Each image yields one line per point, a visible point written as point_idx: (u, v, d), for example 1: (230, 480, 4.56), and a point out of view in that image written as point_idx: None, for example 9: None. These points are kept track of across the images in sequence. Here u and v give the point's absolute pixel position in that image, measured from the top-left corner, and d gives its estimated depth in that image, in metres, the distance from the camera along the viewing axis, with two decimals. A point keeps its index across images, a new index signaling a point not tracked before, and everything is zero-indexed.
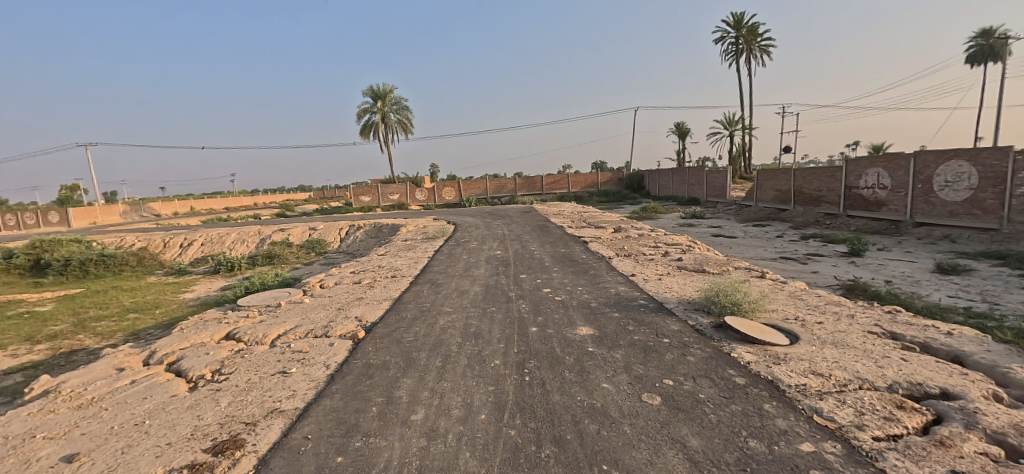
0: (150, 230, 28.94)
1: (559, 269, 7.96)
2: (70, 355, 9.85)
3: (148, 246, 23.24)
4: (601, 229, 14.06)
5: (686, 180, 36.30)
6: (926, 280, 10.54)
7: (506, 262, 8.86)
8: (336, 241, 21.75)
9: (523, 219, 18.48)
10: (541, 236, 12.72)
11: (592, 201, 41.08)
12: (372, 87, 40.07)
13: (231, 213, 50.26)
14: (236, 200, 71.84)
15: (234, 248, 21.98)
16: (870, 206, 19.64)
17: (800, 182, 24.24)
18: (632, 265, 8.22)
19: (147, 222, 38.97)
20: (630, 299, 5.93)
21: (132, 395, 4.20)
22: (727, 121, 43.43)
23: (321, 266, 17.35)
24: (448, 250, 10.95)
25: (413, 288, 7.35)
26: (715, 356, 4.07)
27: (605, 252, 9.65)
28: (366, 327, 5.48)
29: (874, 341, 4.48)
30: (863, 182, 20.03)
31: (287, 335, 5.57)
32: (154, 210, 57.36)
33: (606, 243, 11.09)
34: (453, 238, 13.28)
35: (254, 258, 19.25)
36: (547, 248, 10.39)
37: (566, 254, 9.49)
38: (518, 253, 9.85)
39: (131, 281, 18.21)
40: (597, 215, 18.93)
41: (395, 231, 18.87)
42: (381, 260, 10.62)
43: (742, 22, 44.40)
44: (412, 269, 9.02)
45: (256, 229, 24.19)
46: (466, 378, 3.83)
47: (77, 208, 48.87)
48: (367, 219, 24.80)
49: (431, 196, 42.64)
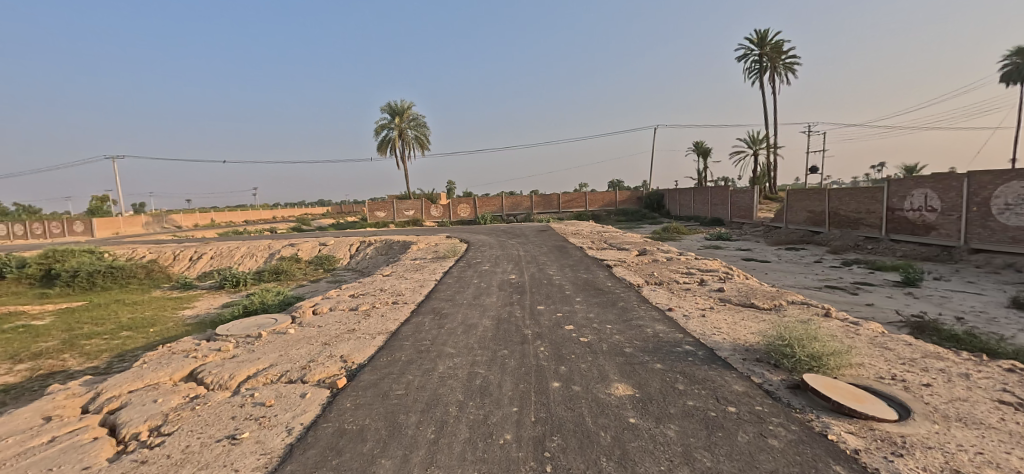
0: (163, 241, 28.68)
1: (583, 299, 6.91)
2: (46, 378, 9.06)
3: (158, 258, 22.78)
4: (625, 252, 12.97)
5: (709, 200, 34.94)
6: (1003, 317, 9.19)
7: (521, 288, 7.83)
8: (346, 257, 21.01)
9: (540, 238, 17.47)
10: (560, 258, 11.67)
11: (610, 220, 39.95)
12: (390, 103, 40.08)
13: (248, 226, 50.33)
14: (255, 213, 72.49)
15: (243, 263, 21.38)
16: (917, 229, 18.24)
17: (835, 203, 22.80)
18: (667, 297, 7.11)
19: (165, 234, 39.27)
20: (671, 343, 4.85)
21: (37, 464, 3.28)
22: (751, 139, 42.02)
23: (327, 285, 16.56)
24: (458, 273, 9.95)
25: (413, 319, 6.34)
26: (806, 439, 2.98)
27: (633, 279, 8.56)
28: (349, 373, 4.49)
29: (1014, 418, 3.34)
30: (908, 204, 18.65)
31: (256, 378, 4.62)
32: (176, 221, 58.09)
33: (633, 268, 9.99)
34: (465, 258, 12.36)
35: (261, 274, 18.59)
36: (568, 272, 9.34)
37: (589, 280, 8.44)
38: (535, 278, 8.83)
39: (134, 295, 17.63)
40: (619, 236, 17.81)
41: (406, 249, 18.05)
42: (384, 283, 9.66)
43: (765, 39, 43.38)
44: (416, 295, 8.03)
45: (266, 243, 23.61)
46: (464, 466, 2.81)
47: (101, 218, 49.60)
48: (379, 235, 24.09)
49: (446, 212, 42.04)
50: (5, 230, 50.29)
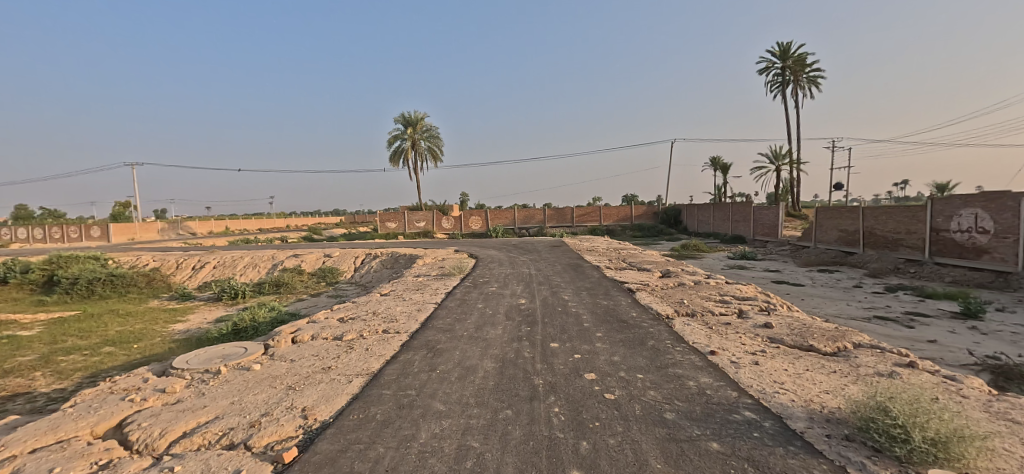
0: (170, 248, 28.14)
1: (605, 334, 5.83)
2: (5, 402, 8.16)
3: (161, 265, 22.12)
4: (646, 273, 11.86)
5: (729, 217, 33.58)
6: None
7: (532, 317, 6.78)
8: (350, 271, 20.15)
9: (553, 255, 16.39)
10: (575, 279, 10.55)
11: (625, 236, 38.69)
12: (404, 113, 39.64)
13: (261, 234, 50.14)
14: (270, 222, 72.65)
15: (245, 273, 20.65)
16: (966, 253, 16.91)
17: (871, 223, 21.37)
18: (706, 333, 5.99)
19: (175, 242, 38.77)
20: (725, 408, 3.75)
21: None
22: (773, 154, 40.60)
23: (328, 300, 15.64)
24: (462, 295, 8.90)
25: (401, 356, 5.29)
26: None
27: (660, 308, 7.47)
28: (306, 438, 3.46)
29: None
30: (955, 225, 17.38)
31: (190, 439, 3.62)
32: (191, 228, 58.37)
33: (658, 294, 8.86)
34: (472, 277, 11.36)
35: (261, 286, 17.78)
36: (585, 298, 8.24)
37: (610, 308, 7.35)
38: (548, 304, 7.76)
39: (130, 305, 16.89)
40: (638, 253, 16.68)
41: (412, 263, 17.14)
42: (379, 304, 8.65)
43: (788, 52, 42.04)
44: (411, 322, 6.98)
45: (271, 253, 22.87)
46: None
47: (118, 224, 49.96)
48: (386, 247, 23.25)
49: (458, 224, 41.25)
50: (25, 235, 50.81)
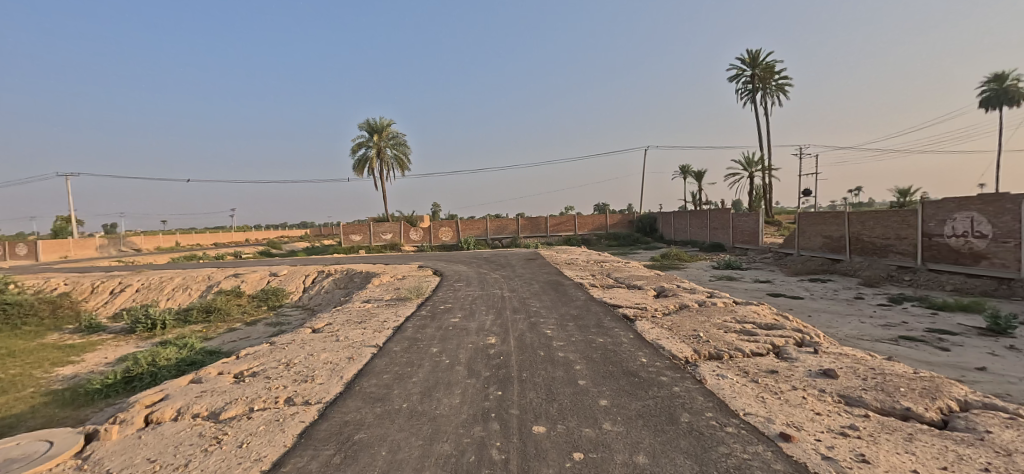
0: (92, 268, 24.62)
1: (613, 404, 3.94)
2: None
3: (73, 290, 18.95)
4: (639, 292, 10.11)
5: (707, 224, 32.57)
6: None
7: (505, 372, 4.82)
8: (297, 292, 17.61)
9: (529, 270, 14.52)
10: (557, 304, 8.62)
11: (601, 245, 37.29)
12: (368, 120, 37.30)
13: (212, 250, 46.26)
14: (226, 235, 68.12)
15: (173, 297, 17.82)
16: (962, 258, 15.95)
17: (857, 228, 20.42)
18: (754, 395, 4.17)
19: (107, 260, 34.64)
20: None
21: None
22: (746, 161, 40.18)
23: (264, 331, 13.16)
24: (413, 331, 6.84)
25: (292, 462, 3.24)
26: None
27: (674, 348, 5.64)
28: None
29: None
30: (949, 229, 16.42)
31: None
32: (135, 244, 53.77)
33: (663, 324, 7.06)
34: (432, 303, 9.30)
35: (187, 314, 15.10)
36: (574, 334, 6.34)
37: (608, 351, 5.48)
38: (526, 345, 5.82)
39: (20, 341, 13.92)
40: (623, 266, 14.96)
41: (367, 283, 14.91)
42: (302, 348, 6.52)
43: (757, 59, 41.83)
44: (331, 382, 4.92)
45: (206, 273, 20.02)
46: None
47: (48, 241, 45.16)
48: (341, 264, 20.83)
49: (426, 236, 38.95)
50: None
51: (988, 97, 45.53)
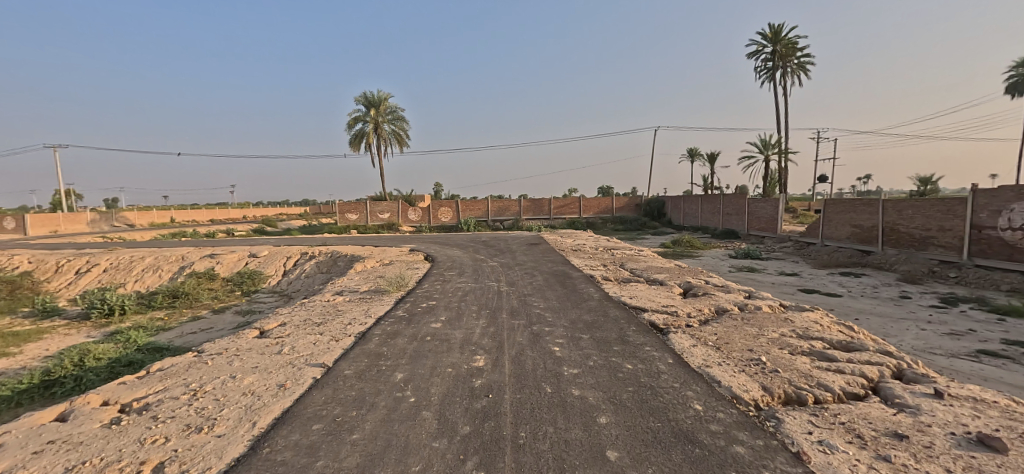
0: (66, 245, 23.10)
1: None
2: None
3: (36, 269, 17.45)
4: (662, 290, 8.44)
5: (721, 210, 30.67)
6: None
7: (494, 430, 3.15)
8: (276, 276, 16.07)
9: (532, 257, 12.87)
10: (566, 305, 6.96)
11: (607, 230, 35.49)
12: (365, 92, 35.24)
13: (205, 227, 44.73)
14: (223, 211, 66.53)
15: (142, 280, 16.33)
16: (1017, 254, 14.14)
17: (892, 217, 18.57)
18: None
19: (90, 235, 33.10)
20: None
21: None
22: (762, 144, 38.07)
23: (230, 320, 11.67)
24: (378, 344, 5.20)
25: None
26: None
27: (737, 385, 3.96)
28: None
29: None
30: (1004, 221, 14.57)
31: None
32: (128, 219, 52.23)
33: (706, 339, 5.39)
34: (413, 298, 7.65)
35: (151, 299, 13.58)
36: (590, 356, 4.66)
37: (644, 390, 3.81)
38: (525, 374, 4.14)
39: None
40: (637, 255, 13.25)
41: (350, 267, 13.35)
42: (227, 365, 4.89)
43: (778, 34, 39.24)
44: (235, 432, 3.33)
45: (181, 252, 18.46)
46: None
47: (37, 215, 43.65)
48: (328, 244, 19.27)
49: (425, 217, 37.31)
50: None
51: (1014, 83, 42.87)
